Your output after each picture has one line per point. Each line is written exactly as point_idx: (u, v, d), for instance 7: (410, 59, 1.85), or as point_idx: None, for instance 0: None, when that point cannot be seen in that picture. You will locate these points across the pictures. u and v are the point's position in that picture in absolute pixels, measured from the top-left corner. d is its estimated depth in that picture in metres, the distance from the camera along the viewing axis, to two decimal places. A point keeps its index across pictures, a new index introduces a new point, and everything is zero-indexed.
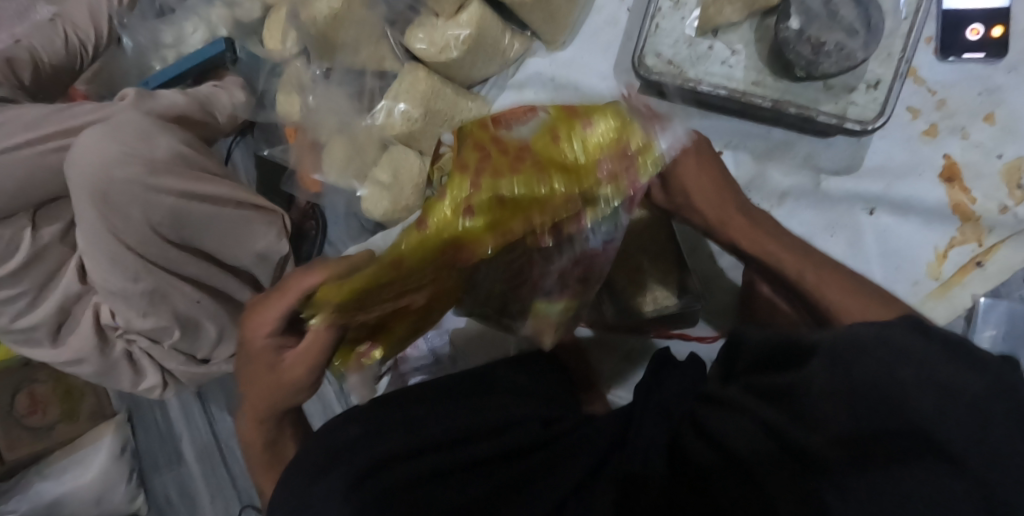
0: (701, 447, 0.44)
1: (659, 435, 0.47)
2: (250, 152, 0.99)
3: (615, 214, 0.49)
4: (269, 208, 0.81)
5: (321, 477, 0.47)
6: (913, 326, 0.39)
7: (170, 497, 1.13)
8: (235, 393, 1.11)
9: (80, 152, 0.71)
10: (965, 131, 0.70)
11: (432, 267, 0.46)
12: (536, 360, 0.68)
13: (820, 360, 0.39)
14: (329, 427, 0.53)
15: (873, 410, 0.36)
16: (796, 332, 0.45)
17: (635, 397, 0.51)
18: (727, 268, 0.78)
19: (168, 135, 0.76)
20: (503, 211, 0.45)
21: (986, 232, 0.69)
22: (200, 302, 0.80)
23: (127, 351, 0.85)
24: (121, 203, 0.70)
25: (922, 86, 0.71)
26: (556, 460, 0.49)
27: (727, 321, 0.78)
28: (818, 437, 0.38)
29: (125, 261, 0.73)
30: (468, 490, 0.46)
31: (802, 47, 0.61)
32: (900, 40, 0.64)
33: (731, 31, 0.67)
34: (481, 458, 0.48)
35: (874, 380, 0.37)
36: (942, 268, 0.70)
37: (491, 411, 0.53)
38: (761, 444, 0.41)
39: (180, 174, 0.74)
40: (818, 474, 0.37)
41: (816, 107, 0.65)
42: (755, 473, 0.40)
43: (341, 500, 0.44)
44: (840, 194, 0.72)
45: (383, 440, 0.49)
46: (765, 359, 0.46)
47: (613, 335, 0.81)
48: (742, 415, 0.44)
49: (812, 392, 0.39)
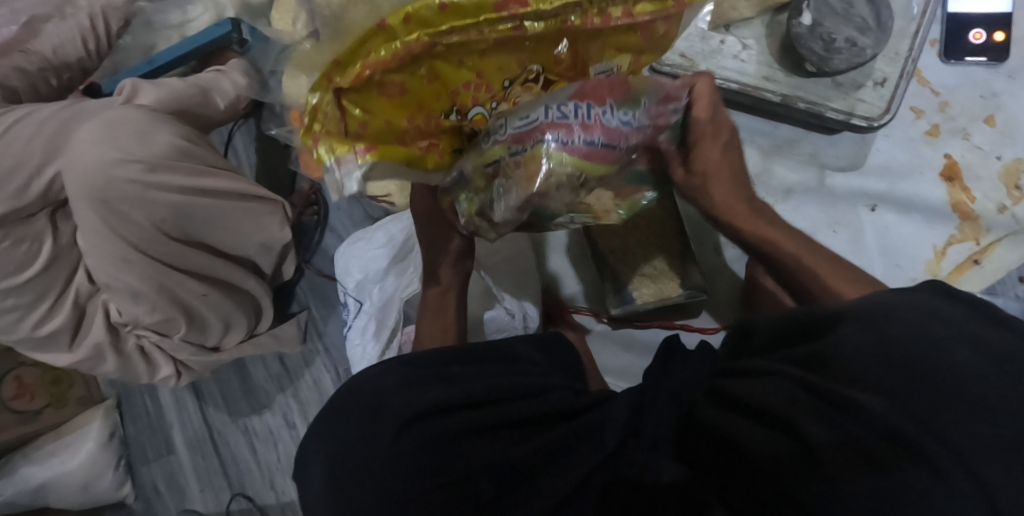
0: (736, 419, 0.45)
1: (669, 422, 0.49)
2: (251, 136, 1.04)
3: (634, 102, 0.48)
4: (269, 198, 0.82)
5: (370, 424, 0.51)
6: (936, 292, 0.43)
7: (158, 484, 1.12)
8: (229, 382, 1.10)
9: (80, 148, 0.71)
10: (967, 131, 0.71)
11: (465, 85, 0.47)
12: (570, 353, 0.64)
13: (850, 326, 0.42)
14: (367, 377, 0.57)
15: (913, 374, 0.38)
16: (812, 309, 0.47)
17: (644, 382, 0.53)
18: (729, 261, 0.79)
19: (167, 129, 0.75)
20: (578, 20, 0.43)
21: (984, 231, 0.71)
22: (205, 296, 0.81)
23: (139, 344, 0.86)
24: (122, 206, 0.71)
25: (926, 87, 0.72)
26: (578, 437, 0.50)
27: (729, 313, 0.78)
28: (873, 398, 0.38)
29: (133, 261, 0.74)
30: (501, 454, 0.49)
31: (815, 42, 0.63)
32: (908, 40, 0.65)
33: (743, 26, 0.68)
34: (521, 419, 0.51)
35: (906, 338, 0.39)
36: (941, 265, 0.71)
37: (518, 377, 0.55)
38: (804, 403, 0.41)
39: (179, 170, 0.73)
40: (880, 442, 0.37)
41: (825, 103, 0.66)
42: (820, 460, 0.38)
43: (386, 444, 0.49)
44: (844, 192, 0.73)
45: (425, 391, 0.52)
46: (784, 334, 0.48)
47: (615, 327, 0.81)
48: (774, 379, 0.44)
49: (847, 354, 0.41)
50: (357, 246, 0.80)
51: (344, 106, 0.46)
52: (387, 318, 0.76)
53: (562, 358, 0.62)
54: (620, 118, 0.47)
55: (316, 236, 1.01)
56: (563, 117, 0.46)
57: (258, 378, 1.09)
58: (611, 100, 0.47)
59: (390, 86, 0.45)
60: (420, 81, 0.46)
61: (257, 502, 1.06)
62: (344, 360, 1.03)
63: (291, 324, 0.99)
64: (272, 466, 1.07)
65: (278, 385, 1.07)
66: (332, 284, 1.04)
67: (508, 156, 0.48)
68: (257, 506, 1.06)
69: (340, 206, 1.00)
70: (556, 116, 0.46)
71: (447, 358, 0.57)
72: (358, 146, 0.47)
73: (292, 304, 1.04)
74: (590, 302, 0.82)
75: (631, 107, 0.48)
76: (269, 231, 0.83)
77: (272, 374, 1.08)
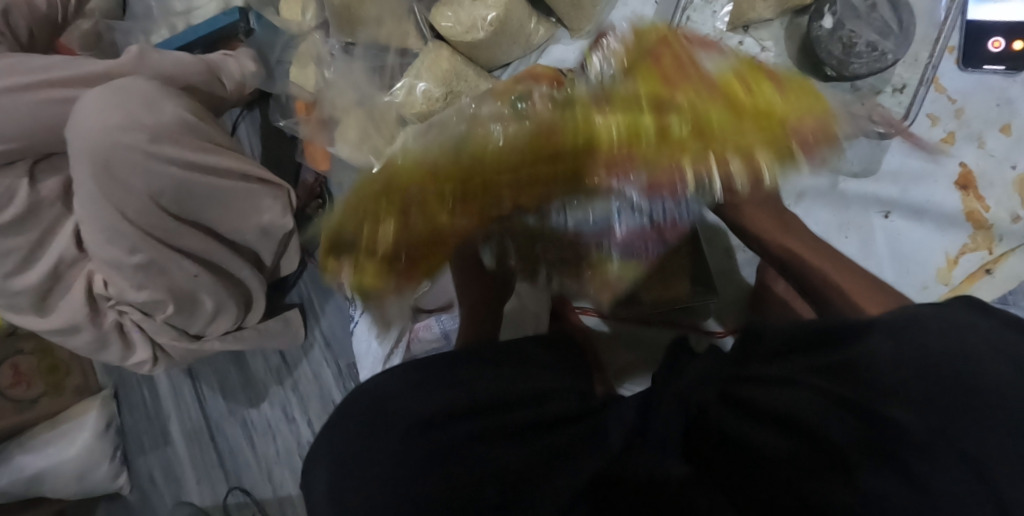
0: (752, 430, 0.45)
1: (675, 424, 0.49)
2: (256, 127, 1.04)
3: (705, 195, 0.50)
4: (273, 182, 0.81)
5: (371, 433, 0.50)
6: (970, 303, 0.43)
7: (153, 474, 1.12)
8: (226, 373, 1.09)
9: (88, 107, 0.70)
10: (982, 139, 0.71)
11: (510, 191, 0.44)
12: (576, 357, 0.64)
13: (879, 335, 0.42)
14: (373, 381, 0.56)
15: (942, 384, 0.38)
16: (828, 316, 0.47)
17: (654, 386, 0.53)
18: (742, 263, 0.79)
19: (174, 101, 0.75)
20: (666, 150, 0.45)
21: (997, 240, 0.70)
22: (197, 277, 0.80)
23: (118, 323, 0.85)
24: (122, 173, 0.70)
25: (943, 94, 0.72)
26: (584, 438, 0.51)
27: (737, 315, 0.78)
28: (907, 411, 0.39)
29: (123, 231, 0.72)
30: (516, 455, 0.49)
31: (834, 45, 0.62)
32: (929, 46, 0.66)
33: (761, 27, 0.68)
34: (530, 423, 0.51)
35: (939, 349, 0.40)
36: (952, 273, 0.71)
37: (523, 379, 0.54)
38: (828, 415, 0.41)
39: (183, 142, 0.73)
40: (899, 450, 0.38)
41: (845, 106, 0.64)
42: (846, 465, 0.39)
43: (394, 448, 0.48)
44: (854, 196, 0.73)
45: (428, 394, 0.51)
46: (798, 340, 0.47)
47: (626, 328, 0.81)
48: (797, 390, 0.44)
49: (876, 367, 0.41)
50: None
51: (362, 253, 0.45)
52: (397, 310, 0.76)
53: (570, 357, 0.62)
54: (676, 209, 0.51)
55: None
56: (635, 222, 0.51)
57: (258, 372, 1.07)
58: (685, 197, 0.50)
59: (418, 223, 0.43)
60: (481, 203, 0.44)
61: (254, 495, 1.06)
62: (346, 356, 1.02)
63: (278, 319, 0.98)
64: (270, 460, 1.05)
65: (277, 378, 1.06)
66: None
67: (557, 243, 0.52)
68: (254, 499, 1.05)
69: None
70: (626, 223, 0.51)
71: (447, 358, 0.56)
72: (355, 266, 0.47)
73: (290, 293, 1.04)
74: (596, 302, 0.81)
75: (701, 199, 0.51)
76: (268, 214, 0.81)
77: (272, 367, 1.07)
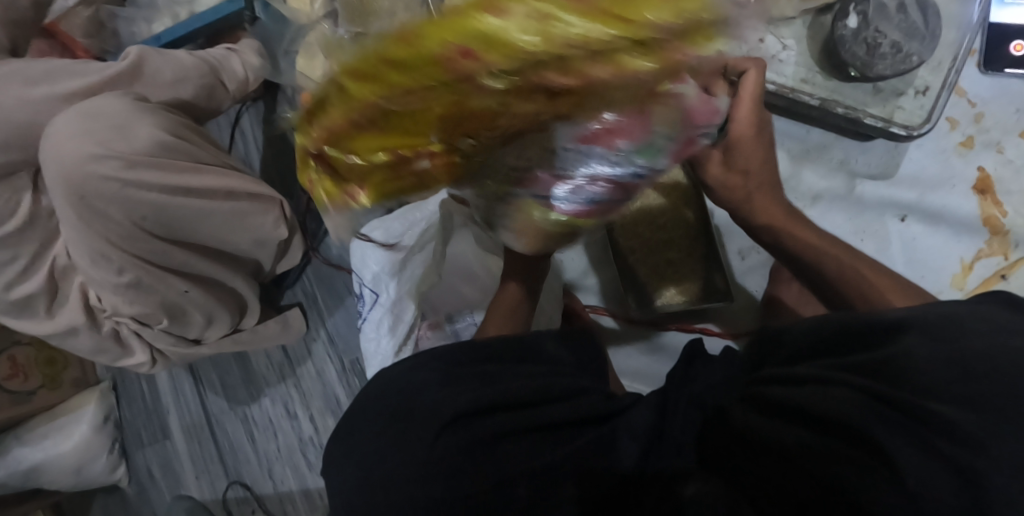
0: (785, 430, 0.43)
1: (691, 426, 0.49)
2: (260, 118, 1.03)
3: (652, 149, 0.35)
4: (262, 196, 0.78)
5: (404, 436, 0.50)
6: (1003, 302, 0.44)
7: (151, 469, 1.11)
8: (226, 368, 1.08)
9: (57, 135, 0.68)
10: (1000, 145, 0.72)
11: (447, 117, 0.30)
12: (594, 352, 0.63)
13: (916, 335, 0.42)
14: (399, 374, 0.56)
15: (981, 377, 0.39)
16: (854, 315, 0.47)
17: (669, 385, 0.53)
18: (754, 266, 0.79)
19: (148, 121, 0.71)
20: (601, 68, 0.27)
21: (1012, 246, 0.71)
22: (188, 293, 0.79)
23: (115, 331, 0.84)
24: (98, 203, 0.68)
25: (963, 98, 0.72)
26: (605, 439, 0.49)
27: (748, 317, 0.78)
28: (954, 408, 0.38)
29: (109, 255, 0.71)
30: (542, 456, 0.48)
31: (858, 47, 0.62)
32: (952, 49, 0.65)
33: (783, 26, 0.67)
34: (556, 420, 0.49)
35: (980, 348, 0.40)
36: (967, 279, 0.72)
37: (548, 376, 0.53)
38: (866, 409, 0.40)
39: (160, 166, 0.69)
40: (941, 437, 0.37)
41: (863, 108, 0.66)
42: (882, 454, 0.38)
43: (428, 447, 0.48)
44: (873, 200, 0.74)
45: (460, 388, 0.51)
46: (827, 341, 0.47)
47: (635, 329, 0.82)
48: (835, 387, 0.43)
49: (914, 362, 0.41)
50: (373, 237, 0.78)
51: (326, 154, 0.33)
52: (404, 314, 0.76)
53: (588, 356, 0.61)
54: (624, 167, 0.35)
55: (325, 224, 0.99)
56: (569, 169, 0.35)
57: (259, 367, 1.06)
58: (626, 143, 0.34)
59: (370, 126, 0.30)
60: (401, 122, 0.30)
61: (254, 491, 1.05)
62: (350, 352, 1.01)
63: (276, 321, 0.97)
64: (271, 456, 1.05)
65: (280, 374, 1.05)
66: (338, 273, 1.01)
67: (515, 192, 0.37)
68: (254, 495, 1.04)
69: None
70: (558, 168, 0.35)
71: (474, 352, 0.56)
72: (352, 189, 0.36)
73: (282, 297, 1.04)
74: (607, 303, 0.83)
75: (643, 155, 0.35)
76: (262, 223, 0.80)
77: (274, 363, 1.05)
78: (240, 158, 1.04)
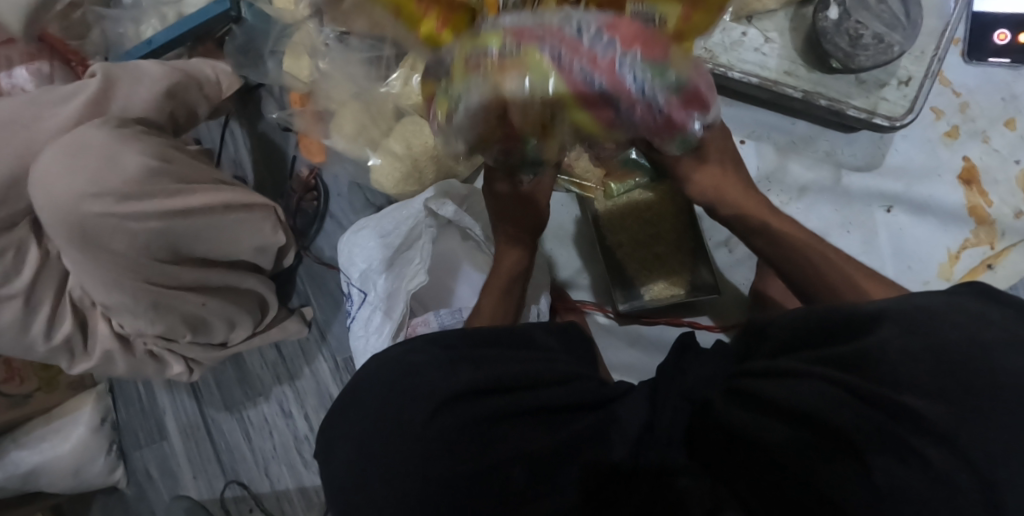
0: (770, 426, 0.44)
1: (680, 419, 0.51)
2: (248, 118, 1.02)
3: (660, 71, 0.42)
4: (257, 204, 0.78)
5: (393, 429, 0.49)
6: (982, 293, 0.44)
7: (149, 469, 1.12)
8: (223, 368, 1.09)
9: (45, 171, 0.68)
10: (986, 135, 0.72)
11: None
12: (586, 345, 0.63)
13: (890, 327, 0.42)
14: (393, 356, 0.55)
15: (955, 373, 0.38)
16: (833, 307, 0.47)
17: (657, 378, 0.54)
18: (740, 259, 0.80)
19: (136, 149, 0.70)
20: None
21: (999, 236, 0.71)
22: (205, 304, 0.79)
23: (149, 349, 0.86)
24: (101, 236, 0.69)
25: (948, 87, 0.73)
26: (594, 431, 0.50)
27: (736, 311, 0.79)
28: (928, 403, 0.38)
29: (124, 285, 0.72)
30: (529, 445, 0.48)
31: (841, 38, 0.62)
32: (935, 40, 0.65)
33: (766, 18, 0.67)
34: (539, 406, 0.50)
35: (953, 340, 0.39)
36: (954, 269, 0.72)
37: (535, 363, 0.53)
38: (845, 411, 0.40)
39: (153, 192, 0.69)
40: (914, 434, 0.37)
41: (845, 100, 0.66)
42: (854, 448, 0.39)
43: (414, 439, 0.47)
44: (859, 191, 0.74)
45: (453, 371, 0.51)
46: (809, 329, 0.47)
47: (624, 322, 0.81)
48: (812, 381, 0.43)
49: (888, 356, 0.40)
50: (362, 234, 0.79)
51: None
52: (394, 309, 0.74)
53: (576, 343, 0.61)
54: (638, 76, 0.41)
55: (316, 225, 0.99)
56: (582, 39, 0.41)
57: (254, 367, 1.07)
58: (638, 53, 0.41)
59: None
60: None
61: (251, 490, 1.05)
62: (343, 351, 1.02)
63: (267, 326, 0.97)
64: (267, 455, 1.05)
65: (275, 375, 1.05)
66: (329, 272, 1.02)
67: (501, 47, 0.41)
68: (250, 493, 1.05)
69: (339, 192, 0.98)
70: (574, 30, 0.42)
71: (467, 337, 0.55)
72: None
73: (292, 297, 1.03)
74: (596, 296, 0.83)
75: (653, 72, 0.42)
76: (260, 232, 0.79)
77: (269, 363, 1.06)
78: (231, 160, 1.04)
